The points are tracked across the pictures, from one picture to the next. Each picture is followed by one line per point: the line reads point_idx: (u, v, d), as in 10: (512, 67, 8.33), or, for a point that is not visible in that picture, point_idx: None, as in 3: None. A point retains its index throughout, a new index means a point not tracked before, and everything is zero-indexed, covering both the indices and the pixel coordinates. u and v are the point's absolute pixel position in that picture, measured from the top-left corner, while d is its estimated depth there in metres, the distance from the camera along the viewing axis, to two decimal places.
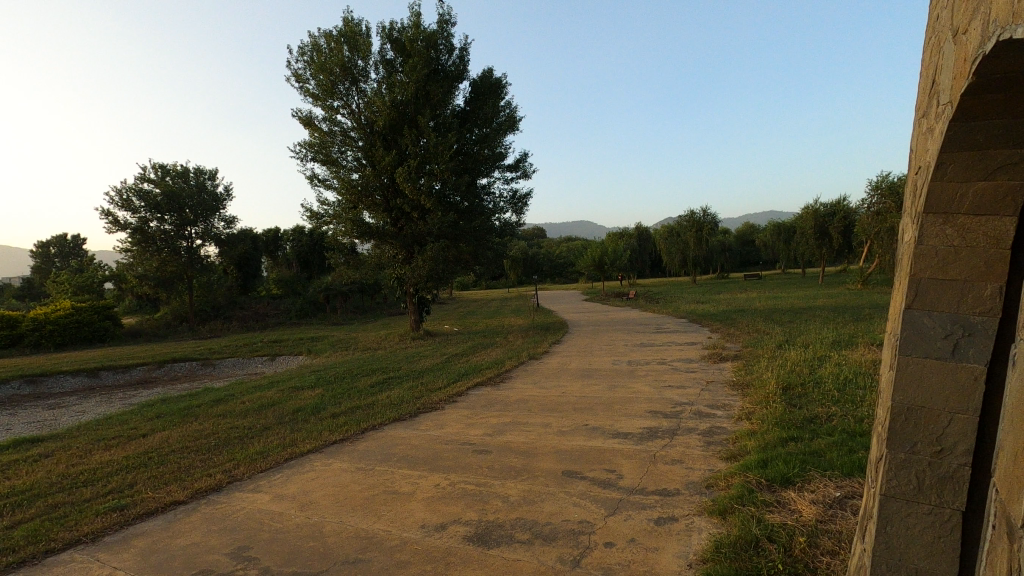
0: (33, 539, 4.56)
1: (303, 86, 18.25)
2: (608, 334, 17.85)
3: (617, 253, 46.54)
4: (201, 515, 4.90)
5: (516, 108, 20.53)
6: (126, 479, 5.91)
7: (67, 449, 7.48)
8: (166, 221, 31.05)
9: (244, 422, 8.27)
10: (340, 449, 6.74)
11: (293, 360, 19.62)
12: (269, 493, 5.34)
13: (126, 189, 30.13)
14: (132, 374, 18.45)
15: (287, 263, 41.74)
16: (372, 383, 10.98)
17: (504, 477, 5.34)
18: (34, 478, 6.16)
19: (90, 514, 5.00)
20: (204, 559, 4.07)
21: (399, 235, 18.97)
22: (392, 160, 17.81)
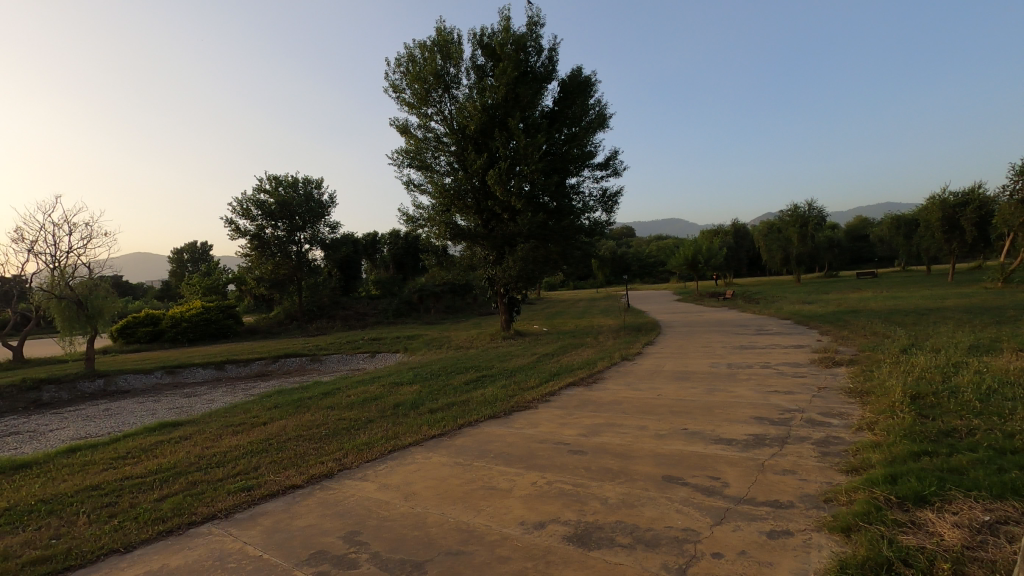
0: (179, 511, 5.14)
1: (399, 95, 19.13)
2: (703, 335, 17.06)
3: (712, 251, 44.35)
4: (316, 500, 5.27)
5: (606, 106, 20.32)
6: (250, 463, 6.48)
7: (202, 433, 8.37)
8: (279, 228, 33.86)
9: (350, 414, 8.81)
10: (439, 443, 6.96)
11: (392, 357, 20.64)
12: (375, 482, 5.64)
13: (246, 200, 33.25)
14: (252, 367, 20.28)
15: (385, 266, 44.14)
16: (466, 381, 11.24)
17: (601, 479, 5.25)
18: (177, 458, 6.92)
19: (224, 493, 5.55)
20: (320, 541, 4.37)
21: (490, 236, 19.30)
22: (484, 163, 18.18)
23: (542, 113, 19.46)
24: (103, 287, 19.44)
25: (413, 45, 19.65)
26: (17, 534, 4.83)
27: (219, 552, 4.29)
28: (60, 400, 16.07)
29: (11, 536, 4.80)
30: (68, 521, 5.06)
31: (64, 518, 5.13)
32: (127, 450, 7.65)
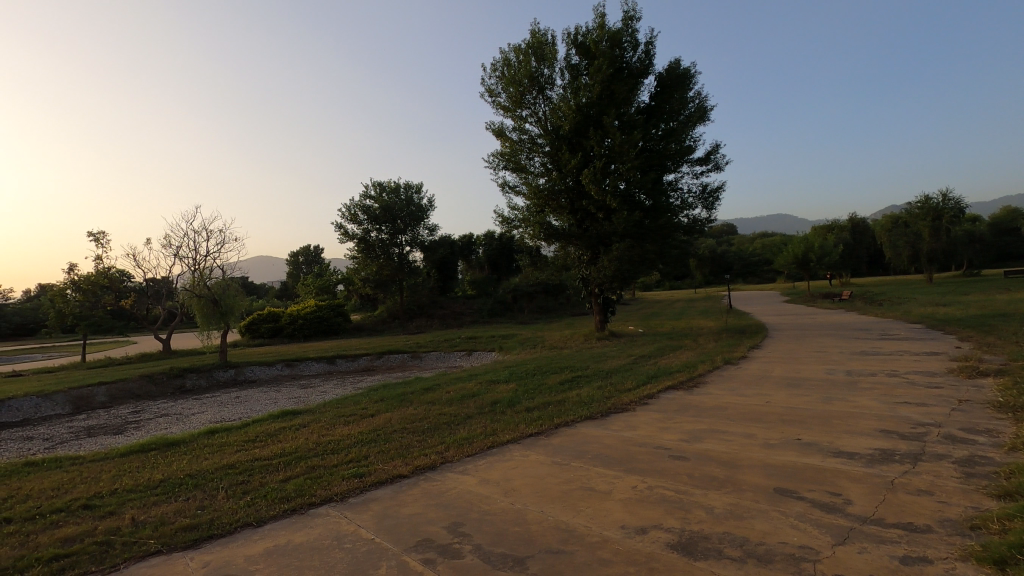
0: (301, 492, 5.61)
1: (495, 100, 19.53)
2: (816, 339, 15.79)
3: (826, 248, 40.88)
4: (420, 490, 5.53)
5: (706, 98, 19.48)
6: (361, 452, 6.92)
7: (317, 422, 9.08)
8: (383, 231, 35.88)
9: (450, 410, 9.14)
10: (536, 442, 7.01)
11: (487, 355, 21.13)
12: (476, 477, 5.81)
13: (354, 206, 35.57)
14: (359, 362, 21.65)
15: (480, 267, 45.42)
16: (562, 381, 11.23)
17: (705, 487, 5.03)
18: (298, 443, 7.56)
19: (338, 478, 5.98)
20: (426, 529, 4.57)
21: (584, 236, 19.15)
22: (578, 163, 18.09)
23: (639, 108, 19.01)
24: (234, 287, 21.66)
25: (508, 49, 20.00)
26: (171, 503, 5.53)
27: (336, 533, 4.62)
28: (200, 387, 18.13)
29: (166, 504, 5.50)
30: (209, 495, 5.70)
31: (207, 492, 5.79)
32: (255, 434, 8.48)
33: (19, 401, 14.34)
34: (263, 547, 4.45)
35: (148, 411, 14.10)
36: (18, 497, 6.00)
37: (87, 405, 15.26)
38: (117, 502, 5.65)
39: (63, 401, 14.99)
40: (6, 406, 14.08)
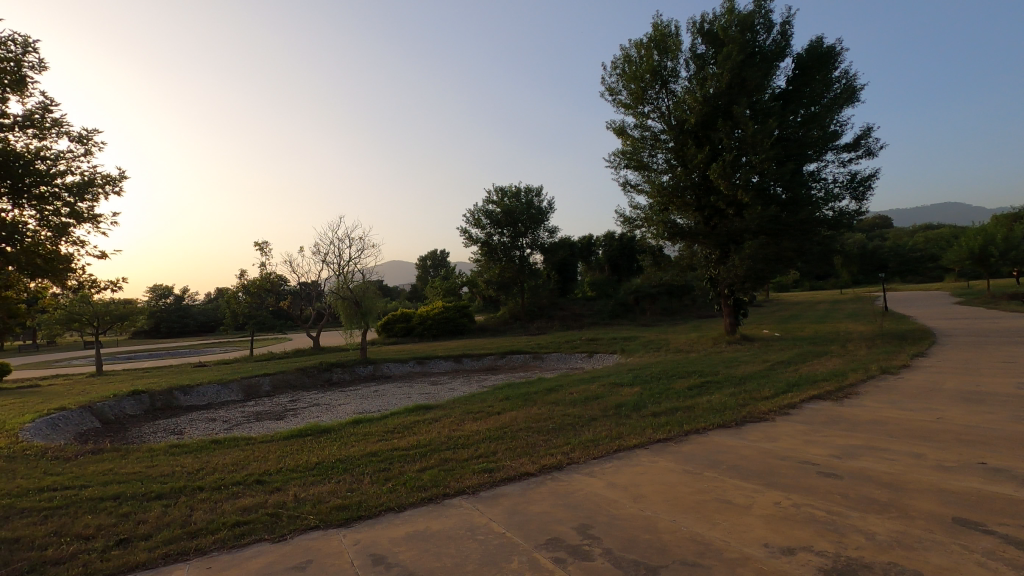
0: (436, 482, 5.95)
1: (615, 98, 19.21)
2: (1001, 347, 13.49)
3: (1011, 241, 34.75)
4: (548, 488, 5.59)
5: (855, 77, 17.55)
6: (489, 447, 7.17)
7: (448, 417, 9.57)
8: (504, 234, 36.97)
9: (574, 411, 9.14)
10: (665, 448, 6.76)
11: (609, 358, 20.81)
12: (602, 479, 5.75)
13: (478, 211, 37.06)
14: (484, 361, 22.45)
15: (600, 267, 44.95)
16: (690, 386, 10.72)
17: (863, 509, 4.51)
18: (431, 436, 8.03)
19: (470, 471, 6.24)
20: (555, 528, 4.61)
21: (712, 234, 18.13)
22: (705, 157, 17.20)
23: (774, 94, 17.63)
24: (371, 289, 23.57)
25: (629, 45, 19.58)
26: (325, 483, 6.14)
27: (470, 524, 4.82)
28: (344, 380, 20.00)
29: (321, 485, 6.13)
30: (357, 479, 6.26)
31: (354, 477, 6.35)
32: (394, 426, 9.15)
33: (204, 387, 16.83)
34: (404, 531, 4.78)
35: (303, 401, 15.84)
36: (207, 470, 7.05)
37: (255, 393, 17.53)
38: (282, 480, 6.40)
39: (236, 389, 17.34)
40: (195, 391, 16.61)
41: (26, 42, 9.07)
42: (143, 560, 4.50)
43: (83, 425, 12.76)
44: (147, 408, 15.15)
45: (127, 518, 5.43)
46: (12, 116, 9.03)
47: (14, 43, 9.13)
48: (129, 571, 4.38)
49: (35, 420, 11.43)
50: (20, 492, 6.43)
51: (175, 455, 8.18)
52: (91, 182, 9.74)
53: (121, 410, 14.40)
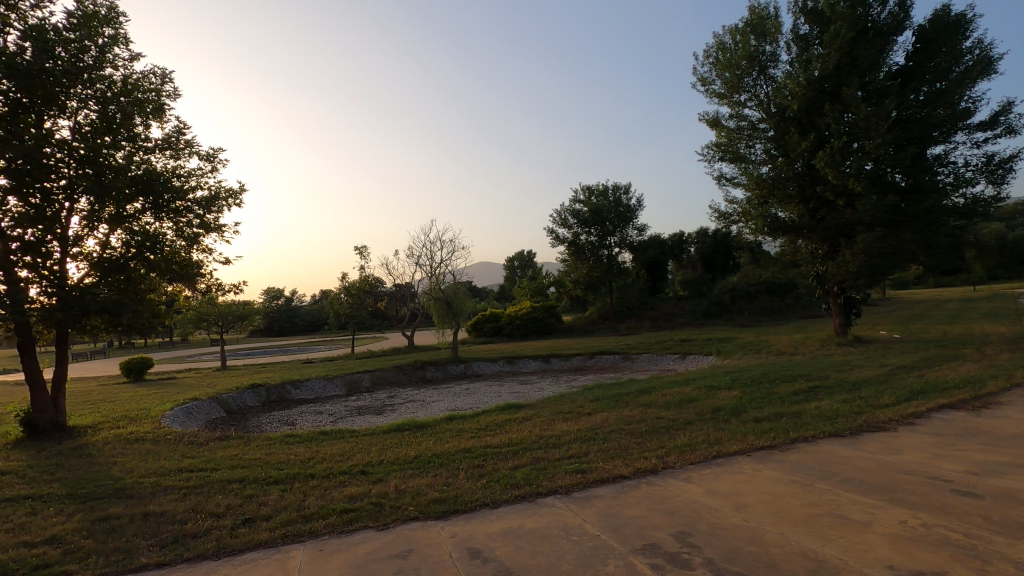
0: (528, 481, 5.99)
1: (709, 88, 18.38)
2: None
3: None
4: (644, 493, 5.45)
5: (990, 47, 15.60)
6: (581, 448, 7.12)
7: (539, 416, 9.62)
8: (592, 233, 36.60)
9: (668, 414, 8.84)
10: (770, 456, 6.37)
11: (703, 359, 19.94)
12: (701, 486, 5.51)
13: (565, 211, 37.00)
14: (572, 362, 22.35)
15: (693, 266, 43.19)
16: (796, 391, 10.02)
17: (1009, 535, 3.99)
18: (522, 435, 8.11)
19: (562, 471, 6.23)
20: (652, 534, 4.48)
21: (819, 228, 16.79)
22: (809, 145, 16.01)
23: (890, 73, 16.09)
24: (462, 290, 24.26)
25: (723, 32, 18.70)
26: (424, 477, 6.40)
27: (564, 524, 4.82)
28: (437, 378, 20.75)
29: (420, 478, 6.40)
30: (453, 474, 6.47)
31: (450, 472, 6.57)
32: (486, 423, 9.36)
33: (312, 382, 18.16)
34: (499, 527, 4.87)
35: (400, 397, 16.64)
36: (317, 459, 7.60)
37: (356, 388, 18.67)
38: (384, 471, 6.75)
39: (340, 384, 18.55)
40: (304, 385, 17.96)
41: (164, 73, 10.27)
42: (265, 539, 4.94)
43: (212, 414, 14.23)
44: (263, 400, 16.61)
45: (251, 500, 5.99)
46: (153, 139, 10.27)
47: (154, 74, 10.37)
48: (254, 547, 4.82)
49: (173, 409, 12.89)
50: (163, 472, 7.29)
51: (289, 444, 8.90)
52: (217, 196, 10.86)
53: (243, 401, 15.90)
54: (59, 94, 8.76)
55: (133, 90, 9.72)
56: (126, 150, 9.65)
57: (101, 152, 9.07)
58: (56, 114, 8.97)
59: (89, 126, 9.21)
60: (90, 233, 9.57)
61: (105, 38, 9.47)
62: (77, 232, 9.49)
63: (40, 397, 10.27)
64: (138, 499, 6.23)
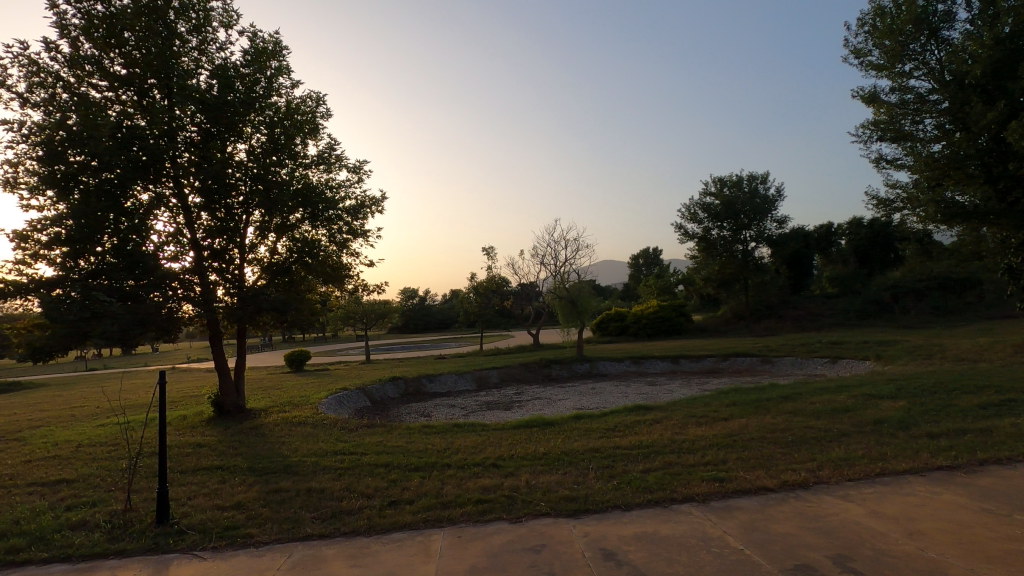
0: (661, 486, 5.78)
1: (864, 60, 16.35)
2: None
3: None
4: (793, 508, 5.00)
5: None
6: (718, 455, 6.72)
7: (671, 419, 9.23)
8: (725, 228, 34.41)
9: (819, 424, 8.01)
10: (950, 478, 5.51)
11: (859, 365, 17.81)
12: (864, 506, 4.91)
13: (694, 205, 35.24)
14: (704, 364, 21.19)
15: (844, 260, 38.83)
16: (982, 405, 8.55)
17: None
18: (653, 438, 7.85)
19: (698, 478, 5.92)
20: (806, 554, 4.08)
21: (1012, 212, 14.20)
22: (997, 116, 13.27)
23: None
24: (586, 289, 24.07)
25: None
26: (553, 474, 6.46)
27: (702, 534, 4.57)
28: (562, 376, 20.85)
29: (548, 475, 6.46)
30: (583, 473, 6.44)
31: (580, 471, 6.55)
32: (615, 424, 9.21)
33: (445, 376, 19.19)
34: (633, 530, 4.76)
35: (526, 394, 16.98)
36: (453, 450, 8.00)
37: (485, 383, 19.40)
38: (515, 466, 6.92)
39: (470, 379, 19.39)
40: (438, 379, 19.04)
41: (319, 97, 11.48)
42: (409, 521, 5.30)
43: (359, 403, 15.64)
44: (403, 392, 17.89)
45: (395, 484, 6.47)
46: (310, 156, 11.51)
47: (311, 98, 11.63)
48: (400, 528, 5.20)
49: (328, 397, 14.38)
50: (322, 453, 8.14)
51: (426, 434, 9.47)
52: (362, 204, 11.91)
53: (385, 392, 17.27)
54: (237, 122, 10.17)
55: (294, 113, 11.00)
56: (289, 167, 10.93)
57: (269, 169, 10.36)
58: (235, 140, 10.42)
59: (259, 148, 10.57)
60: (262, 241, 10.96)
61: (272, 70, 10.82)
62: (252, 240, 10.93)
63: (226, 382, 11.97)
64: (303, 476, 7.03)
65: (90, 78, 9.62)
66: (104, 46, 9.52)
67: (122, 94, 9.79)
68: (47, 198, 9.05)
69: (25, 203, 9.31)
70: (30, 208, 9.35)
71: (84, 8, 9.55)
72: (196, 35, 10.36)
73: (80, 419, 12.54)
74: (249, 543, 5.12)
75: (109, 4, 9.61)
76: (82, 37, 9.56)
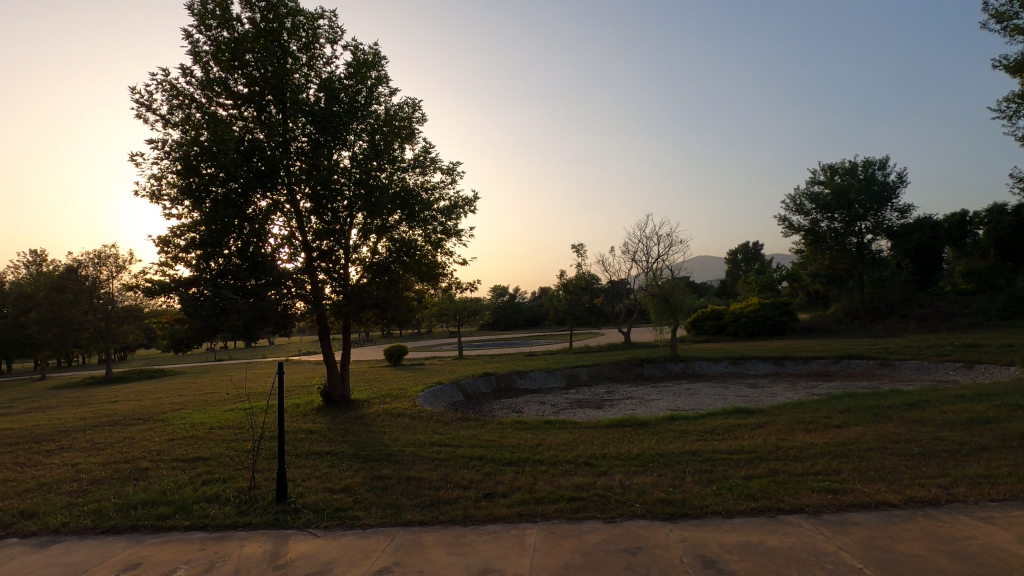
0: (766, 494, 5.45)
1: (1008, 25, 14.32)
2: None
3: None
4: (922, 528, 4.52)
5: None
6: (831, 465, 6.22)
7: (775, 424, 8.67)
8: (836, 219, 31.65)
9: (952, 436, 7.16)
10: None
11: (1002, 371, 15.70)
12: (1010, 531, 4.33)
13: (800, 195, 32.77)
14: (812, 366, 19.69)
15: (981, 252, 34.36)
16: None
17: None
18: (756, 443, 7.41)
19: (808, 488, 5.51)
20: None
21: None
22: None
23: None
24: (681, 286, 23.14)
25: None
26: (648, 475, 6.30)
27: (814, 548, 4.26)
28: (655, 376, 20.25)
29: (642, 476, 6.31)
30: (680, 476, 6.21)
31: (676, 473, 6.33)
32: (713, 426, 8.81)
33: (536, 373, 19.34)
34: (735, 539, 4.53)
35: (618, 393, 16.69)
36: (545, 446, 8.04)
37: (574, 381, 19.31)
38: (608, 465, 6.83)
39: (560, 376, 19.41)
40: (528, 376, 19.23)
41: (415, 102, 11.99)
42: (503, 514, 5.41)
43: (453, 397, 16.15)
44: (494, 387, 18.29)
45: (489, 477, 6.62)
46: (407, 160, 12.06)
47: (408, 104, 12.17)
48: (495, 521, 5.32)
49: (424, 391, 15.00)
50: (421, 444, 8.52)
51: (518, 430, 9.60)
52: (455, 204, 12.26)
53: (478, 387, 17.72)
54: (341, 131, 10.87)
55: (392, 120, 11.56)
56: (388, 171, 11.50)
57: (371, 174, 10.99)
58: (341, 147, 11.14)
59: (362, 154, 11.21)
60: (364, 242, 11.65)
61: (373, 80, 11.44)
62: (355, 241, 11.63)
63: (333, 373, 12.86)
64: (403, 465, 7.40)
65: (218, 98, 10.70)
66: (229, 68, 10.55)
67: (244, 111, 10.80)
68: (186, 208, 10.22)
69: (167, 212, 10.57)
70: (172, 216, 10.60)
71: (213, 35, 10.65)
72: (306, 52, 11.19)
73: (211, 404, 14.05)
74: (356, 524, 5.47)
75: (234, 30, 10.65)
76: (211, 62, 10.68)
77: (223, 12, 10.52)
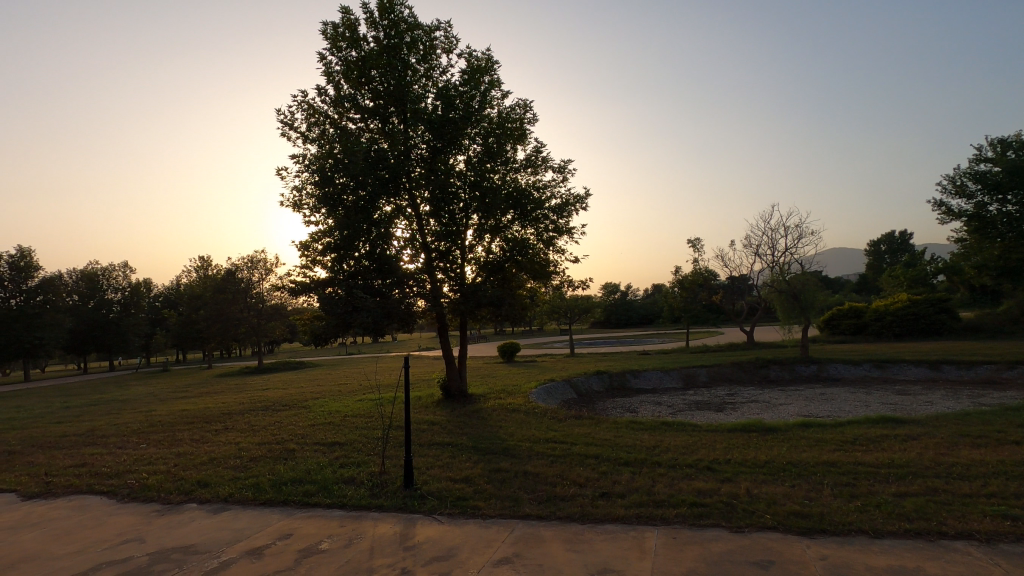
0: (923, 515, 4.83)
1: None
2: None
3: None
4: None
5: None
6: (1008, 487, 5.36)
7: (932, 437, 7.64)
8: (1009, 202, 27.24)
9: None
10: None
11: None
12: None
13: (961, 175, 28.64)
14: (978, 372, 17.07)
15: None
16: None
17: None
18: (909, 457, 6.60)
19: (978, 512, 4.80)
20: None
21: None
22: None
23: None
24: (812, 281, 21.27)
25: None
26: (779, 485, 5.86)
27: None
28: (782, 378, 18.76)
29: (772, 485, 5.89)
30: (816, 488, 5.71)
31: (811, 485, 5.83)
32: (855, 436, 7.98)
33: (650, 373, 18.78)
34: (885, 563, 4.07)
35: (741, 396, 15.69)
36: (663, 448, 7.80)
37: (691, 382, 18.49)
38: (732, 471, 6.46)
39: (677, 377, 18.68)
40: (643, 375, 18.72)
41: (527, 103, 12.17)
42: (622, 515, 5.33)
43: (566, 394, 16.19)
44: (607, 386, 18.06)
45: (606, 476, 6.56)
46: (520, 160, 12.28)
47: (520, 106, 12.39)
48: (612, 521, 5.26)
49: (537, 388, 15.20)
50: (536, 440, 8.65)
51: (634, 430, 9.40)
52: (567, 202, 12.27)
53: (590, 385, 17.59)
54: (456, 136, 11.32)
55: (505, 122, 11.85)
56: (501, 172, 11.79)
57: (485, 176, 11.34)
58: (457, 152, 11.62)
59: (476, 157, 11.59)
60: (479, 242, 12.02)
61: (486, 85, 11.78)
62: (471, 241, 12.04)
63: (451, 368, 13.47)
64: (519, 459, 7.56)
65: (348, 113, 11.65)
66: (358, 85, 11.44)
67: (371, 123, 11.65)
68: (322, 215, 11.24)
69: (307, 220, 11.70)
70: (311, 223, 11.74)
71: (343, 56, 11.60)
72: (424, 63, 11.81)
73: (344, 394, 15.38)
74: (477, 514, 5.69)
75: (361, 49, 11.52)
76: (342, 80, 11.64)
77: (351, 33, 11.42)
